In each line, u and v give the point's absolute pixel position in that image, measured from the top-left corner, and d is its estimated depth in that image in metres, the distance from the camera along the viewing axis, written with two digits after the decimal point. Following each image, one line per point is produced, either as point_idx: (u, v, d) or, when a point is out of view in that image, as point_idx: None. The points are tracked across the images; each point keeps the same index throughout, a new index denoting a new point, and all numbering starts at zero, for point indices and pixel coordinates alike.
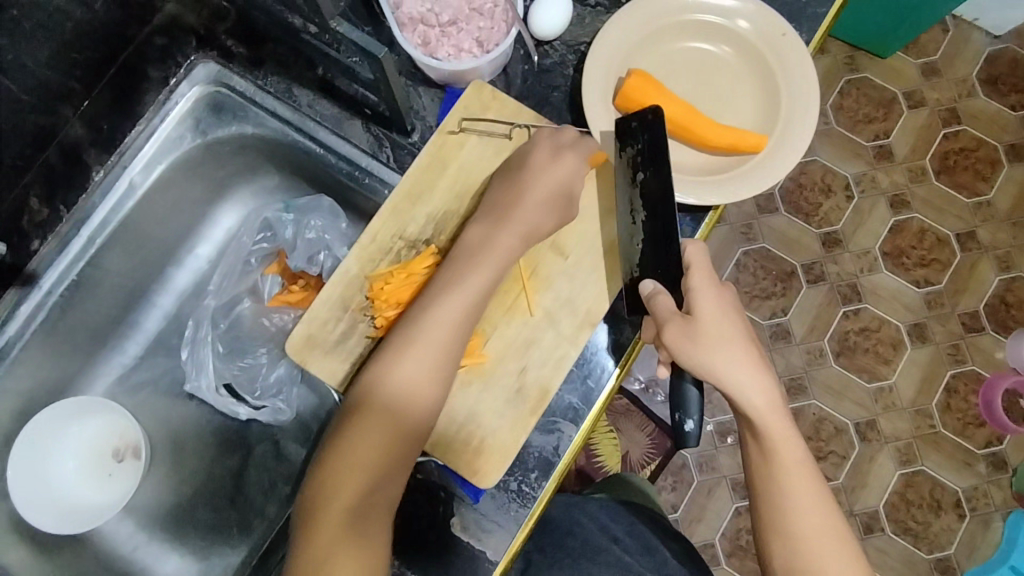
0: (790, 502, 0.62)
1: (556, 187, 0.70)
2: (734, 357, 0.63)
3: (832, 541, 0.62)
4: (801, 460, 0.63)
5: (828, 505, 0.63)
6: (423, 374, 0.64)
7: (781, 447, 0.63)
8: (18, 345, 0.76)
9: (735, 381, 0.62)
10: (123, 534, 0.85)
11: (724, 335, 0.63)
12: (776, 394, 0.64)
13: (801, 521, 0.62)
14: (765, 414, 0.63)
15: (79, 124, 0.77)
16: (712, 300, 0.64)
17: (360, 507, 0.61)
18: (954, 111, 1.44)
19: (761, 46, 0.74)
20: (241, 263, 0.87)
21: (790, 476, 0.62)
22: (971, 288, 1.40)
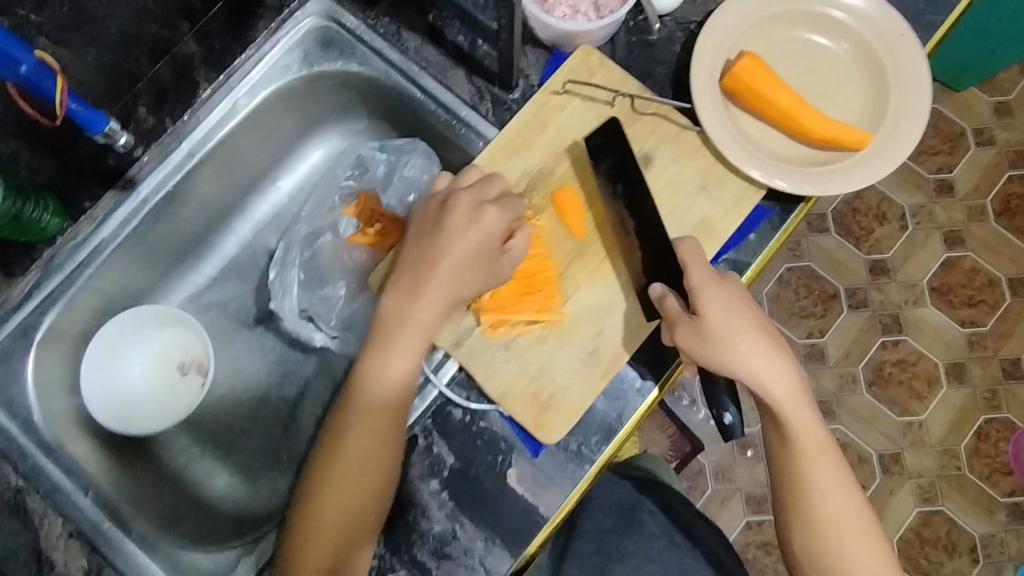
0: (822, 493, 0.65)
1: (482, 225, 0.68)
2: (757, 347, 0.65)
3: (858, 522, 0.65)
4: (827, 445, 0.66)
5: (852, 489, 0.66)
6: (387, 389, 0.67)
7: (808, 436, 0.65)
8: (111, 246, 0.78)
9: (762, 368, 0.65)
10: (177, 446, 0.87)
11: (736, 328, 0.65)
12: (798, 383, 0.66)
13: (834, 512, 0.65)
14: (797, 405, 0.65)
15: (193, 41, 0.80)
16: (727, 288, 0.66)
17: (353, 515, 0.66)
18: (1022, 153, 1.42)
19: (876, 45, 0.74)
20: (329, 199, 0.89)
21: (819, 465, 0.65)
22: (1018, 334, 1.37)
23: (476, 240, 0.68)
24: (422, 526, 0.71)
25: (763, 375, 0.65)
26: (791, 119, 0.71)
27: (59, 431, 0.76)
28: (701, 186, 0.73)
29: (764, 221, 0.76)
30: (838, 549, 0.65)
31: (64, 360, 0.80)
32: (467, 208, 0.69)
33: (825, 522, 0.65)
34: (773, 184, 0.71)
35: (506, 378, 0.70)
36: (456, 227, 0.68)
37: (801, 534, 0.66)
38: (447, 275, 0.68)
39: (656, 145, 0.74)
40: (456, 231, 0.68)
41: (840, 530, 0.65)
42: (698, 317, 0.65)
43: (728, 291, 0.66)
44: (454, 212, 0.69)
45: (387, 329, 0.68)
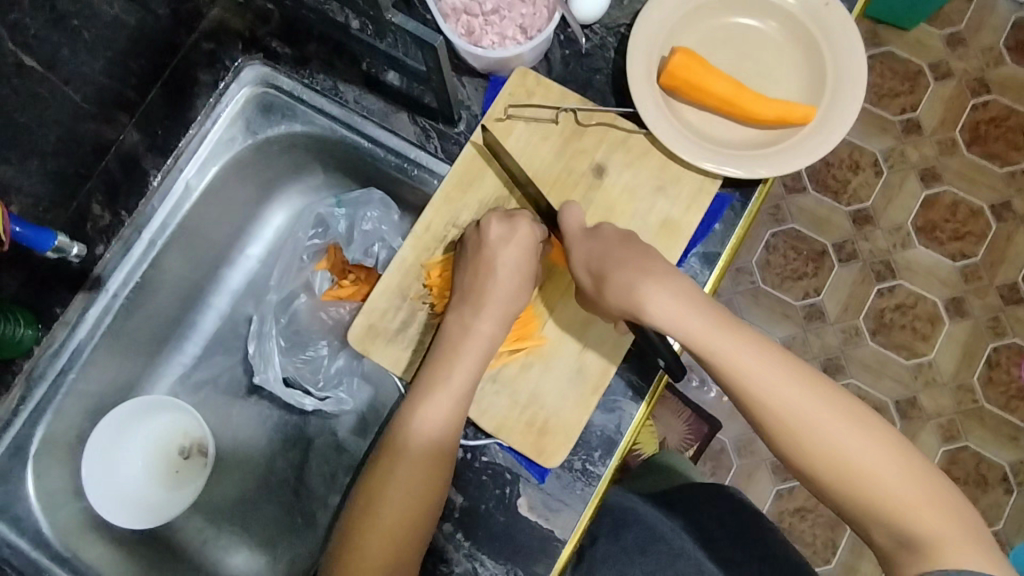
0: (755, 393, 0.60)
1: (524, 253, 0.69)
2: (624, 279, 0.64)
3: (815, 402, 0.59)
4: (734, 341, 0.61)
5: (789, 369, 0.60)
6: (439, 430, 0.66)
7: (709, 345, 0.61)
8: (88, 347, 0.79)
9: (637, 296, 0.64)
10: (193, 529, 0.87)
11: (600, 274, 0.65)
12: (685, 295, 0.63)
13: (779, 407, 0.59)
14: (681, 317, 0.62)
15: (135, 131, 0.80)
16: (596, 241, 0.67)
17: (392, 565, 0.65)
18: (982, 80, 1.42)
19: (804, 19, 0.74)
20: (297, 260, 0.89)
21: (740, 369, 0.60)
22: (1009, 259, 1.37)
23: (516, 260, 0.69)
24: (443, 570, 0.72)
25: (637, 303, 0.64)
26: (733, 106, 0.72)
27: (69, 539, 0.77)
28: (658, 185, 0.73)
29: (727, 208, 0.76)
30: (809, 442, 0.59)
31: (63, 468, 0.80)
32: (501, 221, 0.69)
33: (778, 421, 0.59)
34: (725, 171, 0.71)
35: (498, 411, 0.70)
36: (506, 268, 0.68)
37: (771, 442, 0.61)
38: (500, 300, 0.69)
39: (607, 154, 0.74)
40: (498, 250, 0.68)
41: (807, 423, 0.59)
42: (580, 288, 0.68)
43: (597, 244, 0.67)
44: (496, 233, 0.69)
45: (440, 374, 0.66)
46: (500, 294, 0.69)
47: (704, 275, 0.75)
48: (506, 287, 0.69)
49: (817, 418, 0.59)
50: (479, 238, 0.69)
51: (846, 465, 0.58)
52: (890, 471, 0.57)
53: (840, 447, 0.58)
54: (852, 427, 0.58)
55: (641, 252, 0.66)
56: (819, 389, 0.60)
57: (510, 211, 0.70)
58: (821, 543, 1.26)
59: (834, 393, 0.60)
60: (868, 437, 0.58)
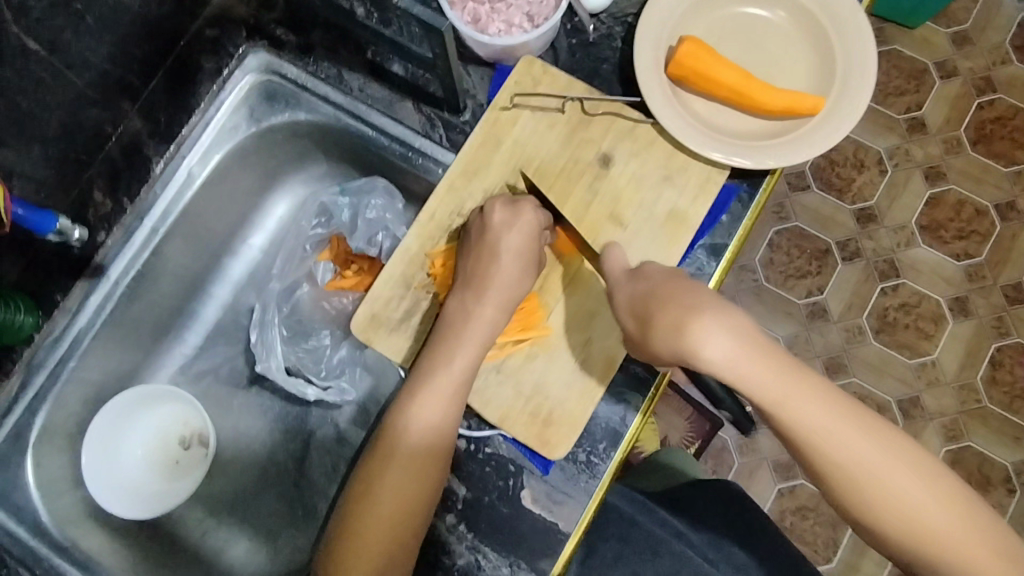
0: (821, 449, 0.55)
1: (528, 241, 0.68)
2: (676, 321, 0.57)
3: (885, 458, 0.54)
4: (800, 390, 0.55)
5: (858, 421, 0.55)
6: (439, 419, 0.65)
7: (774, 397, 0.55)
8: (89, 335, 0.78)
9: (691, 340, 0.56)
10: (193, 520, 0.87)
11: (649, 314, 0.60)
12: (748, 341, 0.55)
13: (847, 464, 0.55)
14: (747, 365, 0.54)
15: (137, 117, 0.79)
16: (642, 283, 0.64)
17: (389, 555, 0.65)
18: (988, 79, 1.41)
19: (814, 9, 0.73)
20: (299, 250, 0.88)
21: (804, 421, 0.55)
22: (1014, 258, 1.37)
23: (520, 247, 0.68)
24: (445, 561, 0.72)
25: (692, 349, 0.56)
26: (742, 95, 0.71)
27: (68, 528, 0.76)
28: (665, 176, 0.73)
29: (734, 199, 0.76)
30: (876, 499, 0.55)
31: (62, 456, 0.79)
32: (503, 208, 0.69)
33: (845, 480, 0.55)
34: (733, 162, 0.71)
35: (502, 401, 0.70)
36: (508, 254, 0.68)
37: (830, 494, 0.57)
38: (502, 287, 0.68)
39: (614, 144, 0.73)
40: (501, 237, 0.68)
41: (875, 477, 0.54)
42: (624, 330, 0.64)
43: (640, 285, 0.64)
44: (499, 219, 0.68)
45: (439, 362, 0.66)
46: (504, 282, 0.68)
47: (711, 266, 0.75)
48: (508, 274, 0.68)
49: (887, 475, 0.54)
50: (482, 224, 0.69)
51: (915, 524, 0.54)
52: (959, 530, 0.54)
53: (909, 505, 0.54)
54: (923, 483, 0.54)
55: (687, 288, 0.61)
56: (889, 442, 0.55)
57: (510, 198, 0.70)
58: (822, 542, 1.25)
59: (902, 445, 0.55)
60: (937, 492, 0.54)
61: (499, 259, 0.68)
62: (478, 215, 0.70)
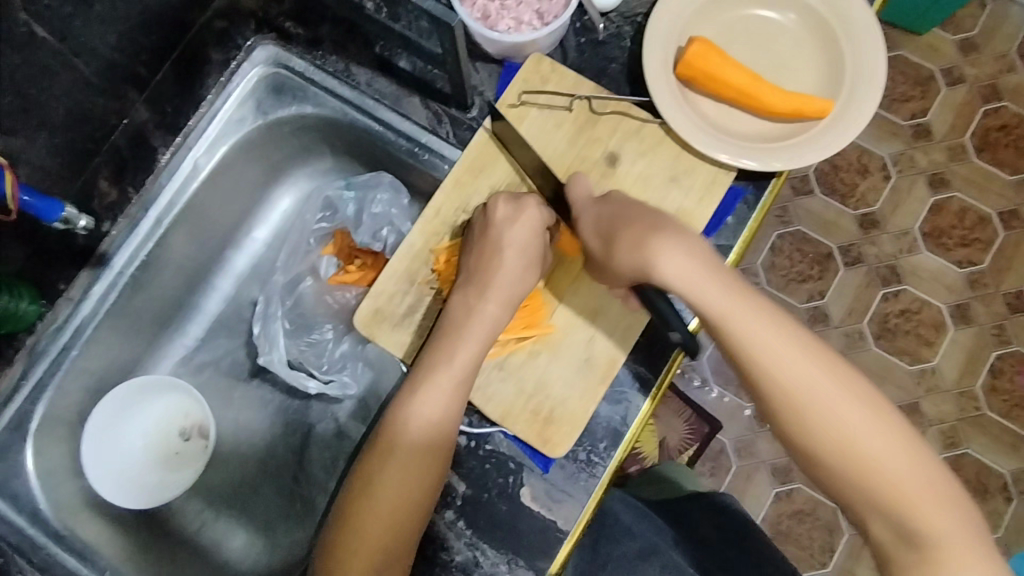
0: (763, 365, 0.58)
1: (531, 237, 0.69)
2: (637, 239, 0.63)
3: (825, 381, 0.57)
4: (746, 305, 0.59)
5: (802, 343, 0.58)
6: (440, 414, 0.65)
7: (720, 308, 0.59)
8: (92, 324, 0.78)
9: (648, 255, 0.62)
10: (191, 512, 0.86)
11: (613, 234, 0.65)
12: (699, 261, 0.61)
13: (789, 384, 0.57)
14: (697, 280, 0.60)
15: (144, 107, 0.79)
16: (608, 206, 0.67)
17: (388, 549, 0.65)
18: (993, 86, 1.41)
19: (824, 12, 0.73)
20: (303, 243, 0.88)
21: (746, 335, 0.58)
22: (1016, 267, 1.37)
23: (522, 242, 0.68)
24: (444, 558, 0.72)
25: (648, 262, 0.62)
26: (750, 97, 0.71)
27: (68, 517, 0.76)
28: (671, 176, 0.73)
29: (740, 202, 0.75)
30: (813, 420, 0.57)
31: (63, 446, 0.79)
32: (507, 203, 0.69)
33: (792, 403, 0.57)
34: (741, 164, 0.71)
35: (504, 398, 0.70)
36: (511, 248, 0.68)
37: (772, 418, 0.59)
38: (504, 283, 0.68)
39: (621, 143, 0.73)
40: (504, 233, 0.68)
41: (819, 401, 0.57)
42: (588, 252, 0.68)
43: (608, 207, 0.67)
44: (503, 215, 0.68)
45: (440, 357, 0.66)
46: (507, 279, 0.68)
47: None
48: (510, 271, 0.68)
49: (826, 399, 0.57)
50: (486, 220, 0.69)
51: (849, 449, 0.56)
52: (894, 459, 0.56)
53: (846, 431, 0.56)
54: (861, 412, 0.57)
55: (650, 215, 0.66)
56: (832, 369, 0.58)
57: (512, 195, 0.69)
58: (818, 546, 1.25)
59: (845, 373, 0.58)
60: (875, 423, 0.57)
61: (501, 254, 0.68)
62: (483, 212, 0.70)
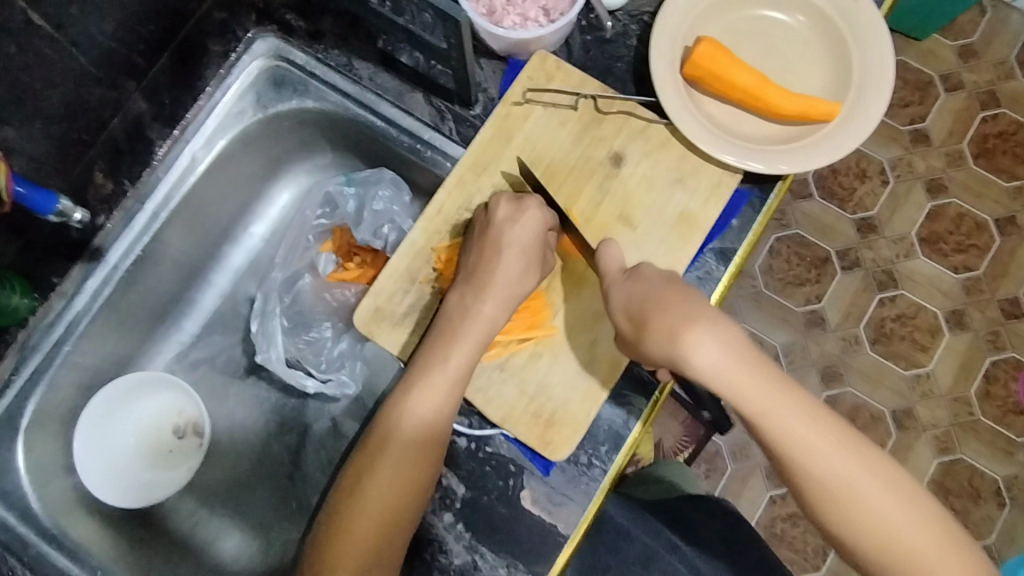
0: (806, 468, 0.56)
1: (536, 238, 0.67)
2: (670, 326, 0.59)
3: (867, 478, 0.56)
4: (786, 403, 0.56)
5: (839, 436, 0.56)
6: (435, 414, 0.64)
7: (759, 410, 0.56)
8: (85, 319, 0.77)
9: (682, 347, 0.58)
10: (184, 510, 0.85)
11: (645, 312, 0.61)
12: (734, 349, 0.57)
13: (833, 483, 0.56)
14: (732, 371, 0.57)
15: (141, 99, 0.78)
16: (640, 282, 0.64)
17: (378, 551, 0.64)
18: (992, 93, 1.41)
19: (833, 14, 0.72)
20: (301, 240, 0.87)
21: (788, 436, 0.56)
22: (1011, 273, 1.37)
23: (525, 243, 0.67)
24: (442, 561, 0.71)
25: (683, 353, 0.58)
26: (758, 99, 0.70)
27: (58, 515, 0.74)
28: (676, 177, 0.72)
29: (744, 205, 0.75)
30: (859, 523, 0.56)
31: (54, 442, 0.78)
32: (508, 203, 0.68)
33: (832, 501, 0.56)
34: (748, 166, 0.70)
35: (505, 400, 0.69)
36: (512, 248, 0.66)
37: (816, 518, 0.58)
38: (505, 284, 0.67)
39: (626, 143, 0.72)
40: (505, 233, 0.66)
41: (864, 498, 0.55)
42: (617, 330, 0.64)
43: (636, 286, 0.64)
44: (503, 215, 0.67)
45: (436, 360, 0.65)
46: (510, 278, 0.67)
47: (719, 271, 0.74)
48: (510, 271, 0.67)
49: (874, 502, 0.55)
50: (487, 219, 0.68)
51: (896, 551, 0.55)
52: (942, 555, 0.55)
53: (896, 533, 0.55)
54: (905, 507, 0.56)
55: (682, 295, 0.62)
56: (873, 465, 0.56)
57: (512, 197, 0.68)
58: (812, 550, 1.25)
59: (887, 468, 0.56)
60: (919, 516, 0.56)
61: (503, 254, 0.66)
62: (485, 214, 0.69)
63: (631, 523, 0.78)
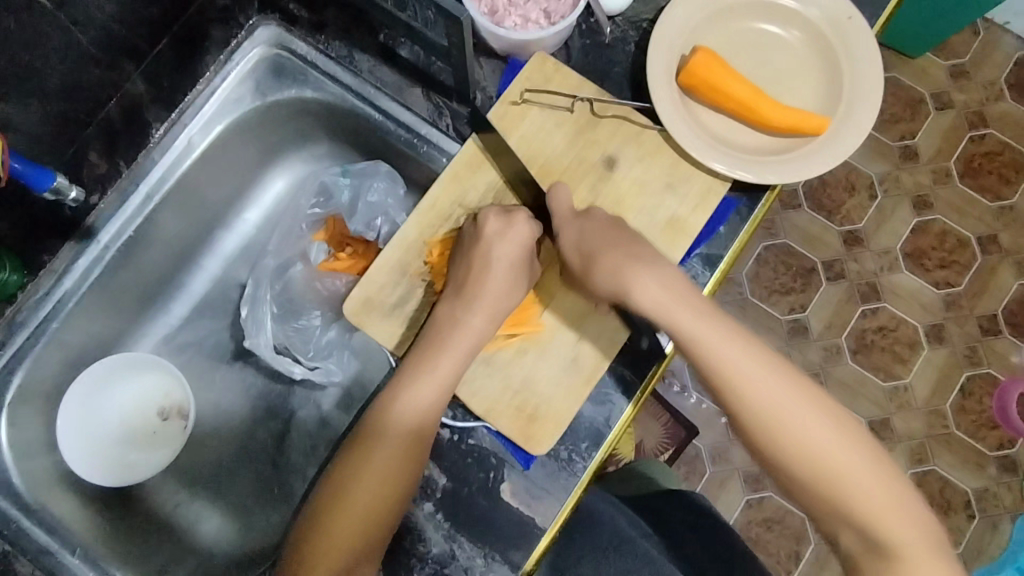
0: (742, 392, 0.62)
1: (525, 245, 0.69)
2: (614, 263, 0.65)
3: (791, 400, 0.61)
4: (716, 330, 0.63)
5: (767, 364, 0.62)
6: (421, 413, 0.66)
7: (691, 332, 0.63)
8: (75, 298, 0.77)
9: (625, 280, 0.65)
10: (166, 491, 0.86)
11: (594, 252, 0.66)
12: (668, 284, 0.65)
13: (758, 402, 0.61)
14: (663, 300, 0.64)
15: (139, 81, 0.78)
16: (589, 222, 0.68)
17: (359, 548, 0.64)
18: (981, 114, 1.44)
19: (827, 31, 0.74)
20: (296, 228, 0.88)
21: (718, 359, 0.62)
22: (990, 291, 1.40)
23: (516, 252, 0.69)
24: (420, 549, 0.72)
25: (625, 287, 0.65)
26: (750, 110, 0.72)
27: (40, 492, 0.75)
28: (668, 183, 0.73)
29: (732, 213, 0.76)
30: (791, 443, 0.61)
31: (38, 419, 0.78)
32: (496, 215, 0.69)
33: (757, 418, 0.62)
34: (737, 175, 0.72)
35: (490, 394, 0.70)
36: (500, 262, 0.68)
37: (756, 446, 0.62)
38: (493, 280, 0.68)
39: (619, 147, 0.74)
40: (494, 242, 0.68)
41: (786, 417, 0.61)
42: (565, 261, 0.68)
43: (589, 225, 0.68)
44: (489, 220, 0.68)
45: (423, 364, 0.66)
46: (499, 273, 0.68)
47: (705, 276, 0.76)
48: (501, 273, 0.68)
49: (802, 422, 0.61)
50: (476, 230, 0.69)
51: (818, 463, 0.60)
52: (855, 466, 0.60)
53: (818, 447, 0.60)
54: (828, 427, 0.61)
55: (627, 236, 0.68)
56: (799, 389, 0.62)
57: (499, 211, 0.69)
58: (785, 554, 1.27)
59: (809, 389, 0.62)
60: (840, 436, 0.61)
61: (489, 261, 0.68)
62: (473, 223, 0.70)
63: (608, 517, 0.80)
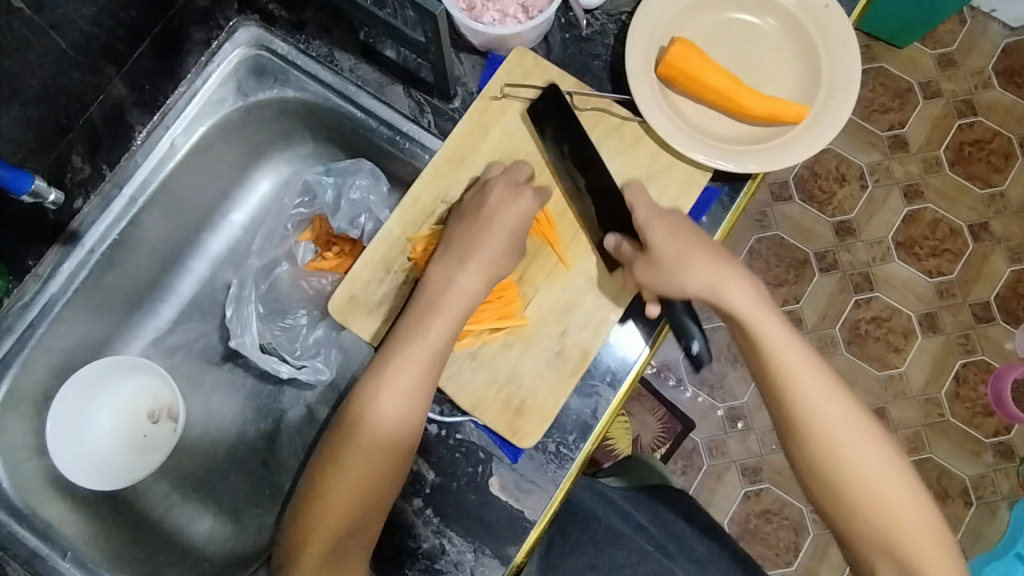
0: (812, 411, 0.63)
1: (517, 228, 0.69)
2: (712, 265, 0.66)
3: (856, 427, 0.63)
4: (802, 349, 0.65)
5: (841, 391, 0.64)
6: (402, 410, 0.65)
7: (779, 341, 0.64)
8: (60, 302, 0.77)
9: (720, 281, 0.66)
10: (157, 494, 0.86)
11: (684, 253, 0.66)
12: (759, 296, 0.67)
13: (826, 424, 0.63)
14: (757, 311, 0.65)
15: (121, 83, 0.78)
16: (673, 226, 0.68)
17: (340, 543, 0.65)
18: (969, 102, 1.44)
19: (803, 19, 0.74)
20: (280, 227, 0.88)
21: (795, 375, 0.64)
22: (983, 279, 1.40)
23: (510, 234, 0.69)
24: (410, 545, 0.72)
25: (718, 288, 0.66)
26: (729, 100, 0.72)
27: (30, 497, 0.75)
28: (649, 174, 0.74)
29: (715, 202, 0.77)
30: (851, 467, 0.62)
31: (26, 425, 0.78)
32: (503, 187, 0.70)
33: (820, 437, 0.63)
34: (717, 165, 0.72)
35: (476, 388, 0.70)
36: (501, 230, 0.68)
37: (812, 464, 0.63)
38: (486, 261, 0.68)
39: (600, 140, 0.74)
40: (499, 213, 0.68)
41: (851, 442, 0.63)
42: (650, 251, 0.67)
43: (675, 230, 0.68)
44: (491, 192, 0.69)
45: (397, 358, 0.65)
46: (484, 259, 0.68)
47: None
48: (497, 248, 0.69)
49: (865, 449, 0.62)
50: (479, 201, 0.69)
51: (873, 490, 0.62)
52: (905, 502, 0.61)
53: (874, 476, 0.62)
54: (888, 461, 0.63)
55: (715, 249, 0.68)
56: (866, 421, 0.64)
57: (505, 181, 0.70)
58: (784, 546, 1.27)
59: (878, 428, 0.64)
60: (897, 470, 0.62)
61: (483, 242, 0.68)
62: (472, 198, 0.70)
63: (600, 510, 0.80)
